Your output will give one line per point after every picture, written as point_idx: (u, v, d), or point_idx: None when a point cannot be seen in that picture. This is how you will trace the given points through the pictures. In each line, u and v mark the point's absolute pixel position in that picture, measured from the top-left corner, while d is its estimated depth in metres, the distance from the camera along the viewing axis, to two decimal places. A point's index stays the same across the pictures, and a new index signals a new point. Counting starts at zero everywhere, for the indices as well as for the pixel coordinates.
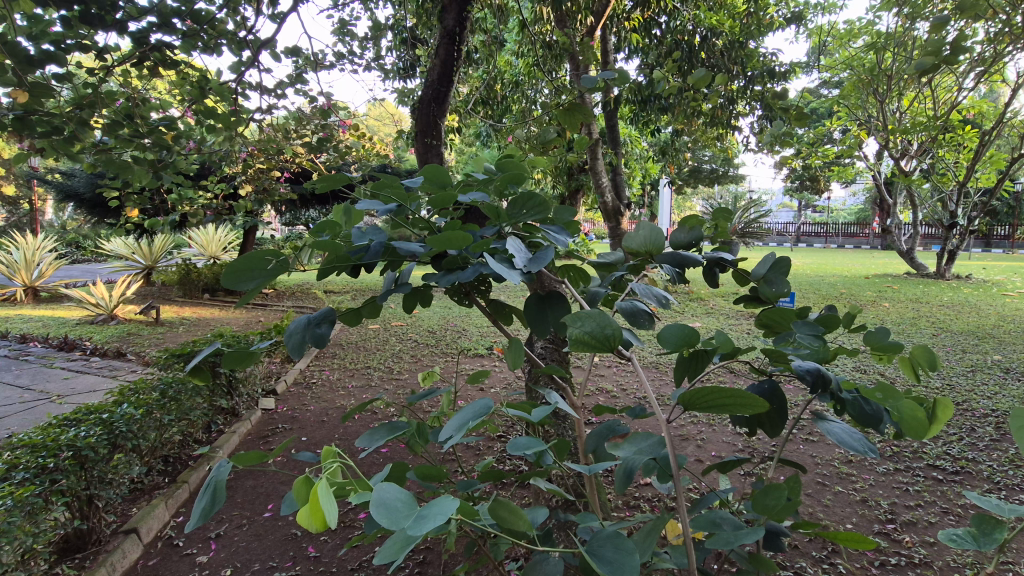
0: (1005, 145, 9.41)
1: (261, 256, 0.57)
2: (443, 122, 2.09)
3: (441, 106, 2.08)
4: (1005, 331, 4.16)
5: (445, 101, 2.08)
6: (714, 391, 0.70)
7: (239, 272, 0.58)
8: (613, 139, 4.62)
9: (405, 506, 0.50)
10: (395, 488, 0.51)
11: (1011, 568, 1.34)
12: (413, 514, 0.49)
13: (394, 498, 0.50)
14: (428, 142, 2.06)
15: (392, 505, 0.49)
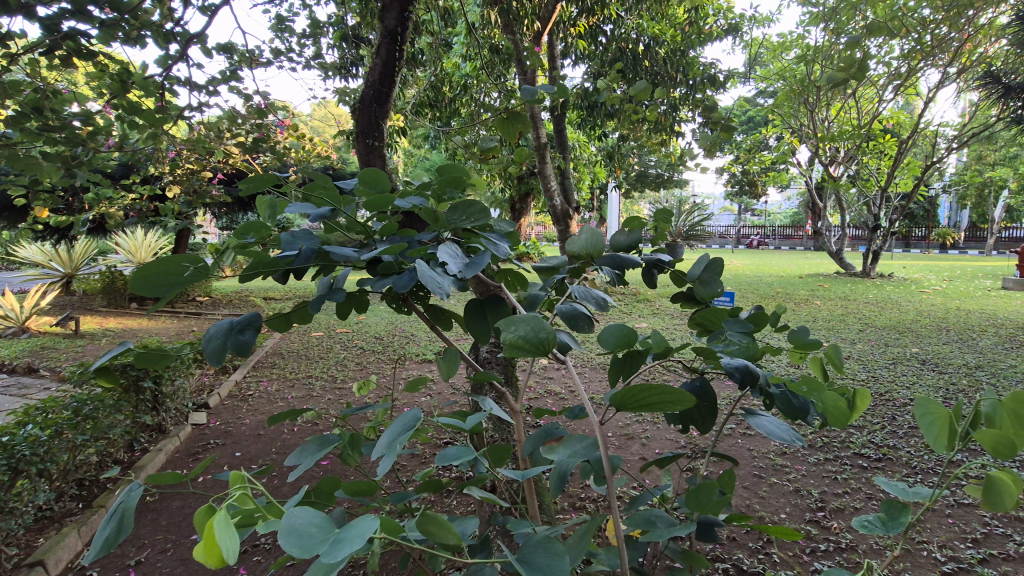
0: (920, 153, 10.19)
1: (177, 262, 0.51)
2: (385, 123, 2.02)
3: (383, 107, 2.02)
4: (922, 325, 4.48)
5: (388, 102, 2.01)
6: (646, 389, 0.68)
7: (152, 278, 0.53)
8: (561, 144, 4.67)
9: (320, 530, 0.46)
10: (308, 513, 0.47)
11: (926, 547, 1.42)
12: (329, 538, 0.44)
13: (308, 521, 0.46)
14: (370, 143, 1.99)
15: (306, 531, 0.45)
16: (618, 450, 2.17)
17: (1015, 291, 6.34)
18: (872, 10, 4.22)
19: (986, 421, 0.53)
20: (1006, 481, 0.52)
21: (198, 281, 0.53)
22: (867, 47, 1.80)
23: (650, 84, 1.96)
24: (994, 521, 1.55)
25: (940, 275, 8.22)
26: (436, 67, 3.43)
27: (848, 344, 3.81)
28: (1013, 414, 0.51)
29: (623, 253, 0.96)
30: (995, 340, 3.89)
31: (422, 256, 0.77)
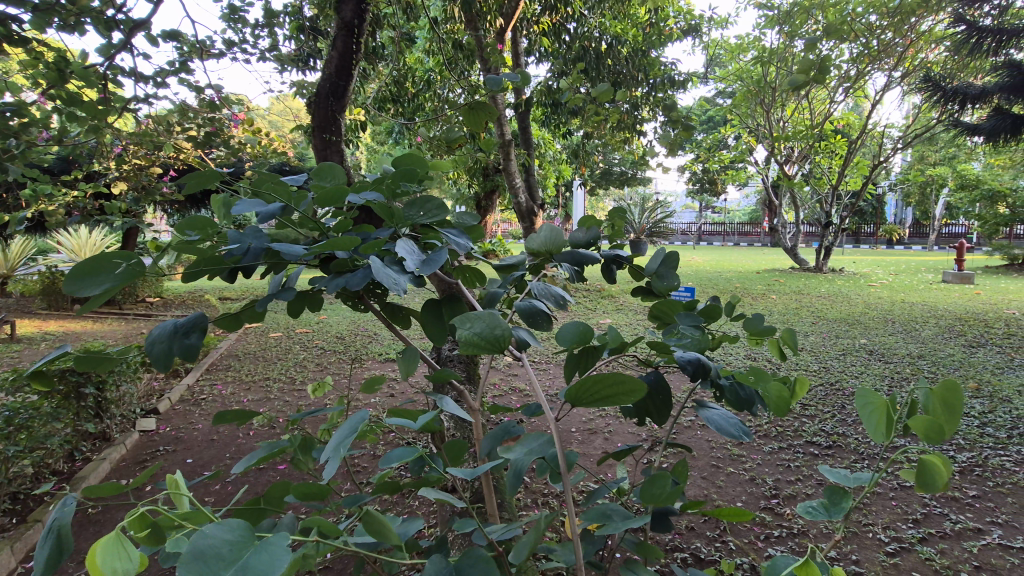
0: (869, 153, 10.66)
1: (113, 261, 0.44)
2: (342, 117, 1.95)
3: (340, 101, 1.95)
4: (870, 317, 4.69)
5: (344, 96, 1.94)
6: (598, 379, 0.64)
7: (82, 278, 0.45)
8: (526, 141, 4.67)
9: (234, 551, 0.32)
10: (225, 520, 0.33)
11: (871, 529, 1.49)
12: (234, 565, 0.31)
13: (216, 536, 0.32)
14: (326, 138, 1.92)
15: (206, 552, 0.31)
16: (582, 445, 2.18)
17: (954, 284, 6.71)
18: (822, 14, 4.36)
19: (919, 410, 0.54)
20: (937, 466, 0.53)
21: (134, 279, 0.46)
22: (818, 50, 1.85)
23: (611, 83, 1.97)
24: (934, 502, 1.63)
25: (886, 269, 8.63)
26: (397, 62, 3.37)
27: (801, 337, 3.95)
28: (942, 400, 0.52)
29: (581, 249, 0.95)
30: (935, 330, 4.11)
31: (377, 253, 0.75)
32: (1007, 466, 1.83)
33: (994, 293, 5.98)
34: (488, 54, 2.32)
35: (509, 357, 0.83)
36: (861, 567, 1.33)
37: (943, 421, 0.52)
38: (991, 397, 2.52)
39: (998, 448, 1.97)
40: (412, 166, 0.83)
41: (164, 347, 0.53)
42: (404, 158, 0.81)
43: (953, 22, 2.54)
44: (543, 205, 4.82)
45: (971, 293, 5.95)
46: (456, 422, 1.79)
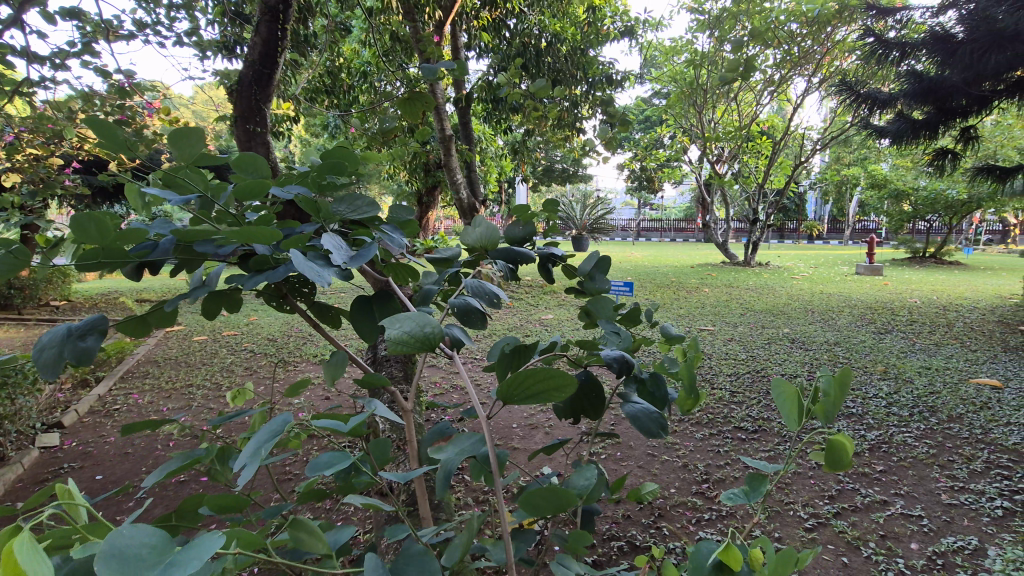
0: (791, 153, 11.35)
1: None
2: (269, 108, 1.65)
3: (266, 90, 1.65)
4: (792, 308, 4.99)
5: (270, 84, 1.63)
6: (528, 374, 0.59)
7: None
8: (466, 136, 4.62)
9: (154, 553, 0.29)
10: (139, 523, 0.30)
11: (792, 507, 1.57)
12: (162, 562, 0.29)
13: (135, 535, 0.29)
14: (251, 129, 1.61)
15: (126, 552, 0.28)
16: (523, 441, 2.18)
17: (866, 276, 7.27)
18: (748, 20, 4.57)
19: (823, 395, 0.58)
20: (835, 443, 0.58)
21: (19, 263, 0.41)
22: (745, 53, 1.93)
23: (548, 80, 1.96)
24: (847, 478, 1.75)
25: (807, 262, 9.23)
26: (329, 52, 3.23)
27: (731, 327, 4.15)
28: (840, 384, 0.57)
29: (516, 245, 0.91)
30: (849, 319, 4.43)
31: (304, 248, 0.66)
32: (908, 442, 1.99)
33: (900, 283, 6.54)
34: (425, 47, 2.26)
35: (440, 356, 0.77)
36: (783, 543, 1.39)
37: (839, 403, 0.58)
38: (895, 379, 2.74)
39: (901, 425, 2.14)
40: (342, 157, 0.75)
41: (57, 352, 0.43)
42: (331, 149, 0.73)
43: (863, 34, 2.73)
44: (485, 201, 4.80)
45: (880, 284, 6.48)
46: (393, 423, 1.73)
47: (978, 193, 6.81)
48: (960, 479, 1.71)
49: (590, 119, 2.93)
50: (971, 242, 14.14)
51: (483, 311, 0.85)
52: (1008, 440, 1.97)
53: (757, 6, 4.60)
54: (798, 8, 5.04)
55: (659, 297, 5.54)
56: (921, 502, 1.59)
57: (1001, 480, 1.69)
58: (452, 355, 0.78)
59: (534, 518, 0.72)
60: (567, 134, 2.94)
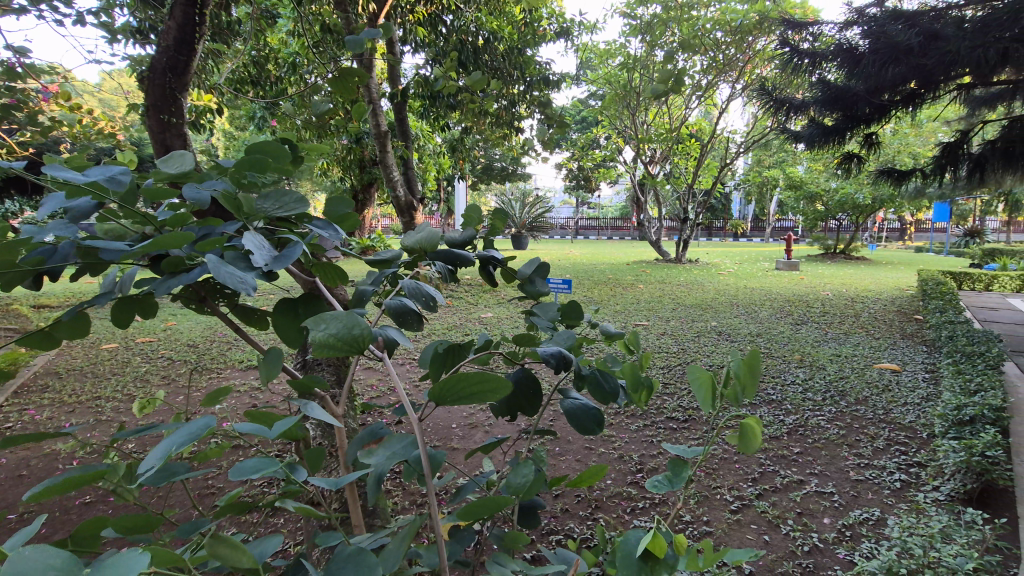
0: (717, 155, 11.95)
1: None
2: (187, 98, 1.39)
3: (182, 78, 1.39)
4: (719, 302, 5.26)
5: (188, 71, 1.39)
6: (462, 377, 0.56)
7: None
8: (402, 132, 4.51)
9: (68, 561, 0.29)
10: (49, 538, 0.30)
11: (720, 491, 1.64)
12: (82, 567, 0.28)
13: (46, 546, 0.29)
14: (164, 119, 1.34)
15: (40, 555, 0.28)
16: (463, 440, 2.15)
17: (784, 271, 7.79)
18: (677, 27, 4.74)
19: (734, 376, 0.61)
20: (745, 425, 0.60)
21: None
22: (674, 58, 1.99)
23: (484, 77, 1.94)
24: (768, 461, 1.86)
25: (732, 259, 9.77)
26: (253, 41, 3.04)
27: (664, 322, 4.31)
28: (747, 367, 0.60)
29: (456, 247, 0.87)
30: (770, 312, 4.73)
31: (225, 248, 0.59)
32: (821, 424, 2.14)
33: (814, 278, 7.05)
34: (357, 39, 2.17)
35: (371, 359, 0.72)
36: (710, 526, 1.46)
37: (747, 383, 0.60)
38: (810, 366, 2.96)
39: (815, 409, 2.30)
40: (274, 153, 0.67)
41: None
42: (257, 142, 0.65)
43: (780, 44, 2.90)
44: (423, 199, 4.72)
45: (796, 279, 6.96)
46: (324, 429, 1.66)
47: (880, 195, 7.47)
48: (865, 457, 1.86)
49: (527, 118, 2.93)
50: (872, 239, 15.52)
51: (419, 313, 0.81)
52: (905, 419, 2.17)
53: (685, 14, 4.78)
54: (722, 17, 5.27)
55: (596, 293, 5.67)
56: (833, 480, 1.72)
57: (899, 456, 1.85)
58: (387, 357, 0.73)
59: (469, 520, 0.71)
60: (506, 132, 2.93)
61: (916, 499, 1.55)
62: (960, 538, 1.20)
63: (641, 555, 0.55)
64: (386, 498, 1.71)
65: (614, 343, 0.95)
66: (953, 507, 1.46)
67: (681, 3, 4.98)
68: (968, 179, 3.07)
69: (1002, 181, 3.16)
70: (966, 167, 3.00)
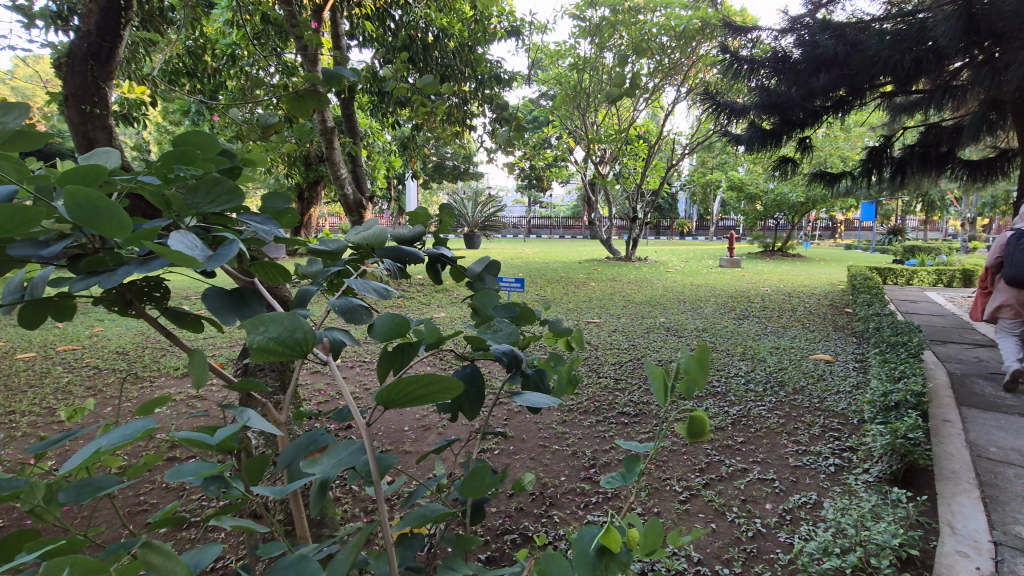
0: (664, 157, 12.30)
1: None
2: (112, 88, 1.21)
3: (106, 65, 1.21)
4: (667, 298, 5.41)
5: (113, 59, 1.21)
6: (409, 377, 0.53)
7: None
8: (350, 128, 4.37)
9: None
10: None
11: (671, 482, 1.68)
12: None
13: None
14: (84, 110, 1.15)
15: None
16: (415, 443, 2.10)
17: (728, 269, 8.12)
18: (625, 30, 4.85)
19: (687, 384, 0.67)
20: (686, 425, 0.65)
21: None
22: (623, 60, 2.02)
23: (434, 75, 1.91)
24: (714, 451, 1.92)
25: (679, 258, 10.08)
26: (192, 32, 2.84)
27: (615, 319, 4.39)
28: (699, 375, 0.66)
29: (404, 244, 0.83)
30: (715, 308, 4.90)
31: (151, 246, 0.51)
32: (763, 414, 2.24)
33: (755, 275, 7.37)
34: (300, 30, 2.08)
35: (315, 360, 0.67)
36: (661, 517, 1.49)
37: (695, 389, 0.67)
38: (752, 359, 3.08)
39: (757, 400, 2.40)
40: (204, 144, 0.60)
41: None
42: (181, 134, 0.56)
43: (722, 50, 3.00)
44: (372, 198, 4.61)
45: (739, 276, 7.26)
46: (267, 438, 1.58)
47: (813, 196, 7.92)
48: (803, 443, 1.96)
49: (479, 116, 2.91)
50: (807, 237, 16.44)
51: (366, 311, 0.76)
52: (838, 406, 2.30)
53: (632, 18, 4.90)
54: (667, 22, 5.43)
55: (549, 292, 5.72)
56: (774, 467, 1.79)
57: (833, 441, 1.95)
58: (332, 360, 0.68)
59: (421, 521, 0.68)
60: (457, 130, 2.90)
61: (848, 482, 1.63)
62: (887, 516, 1.27)
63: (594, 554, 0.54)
64: (335, 507, 1.64)
65: (559, 339, 0.95)
66: (882, 488, 1.55)
67: (628, 7, 5.09)
68: (890, 181, 3.29)
69: (921, 182, 3.41)
70: (889, 170, 3.21)
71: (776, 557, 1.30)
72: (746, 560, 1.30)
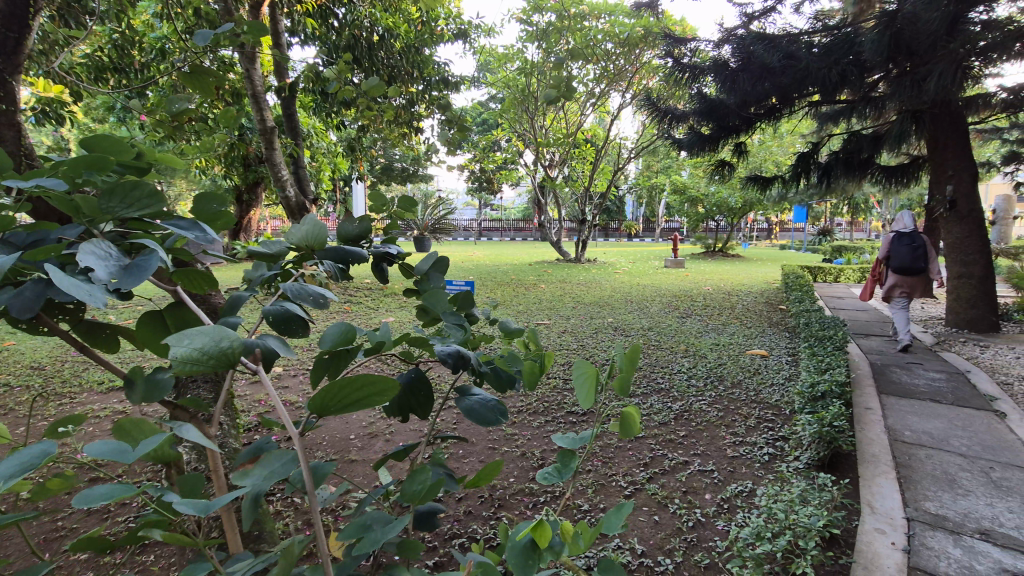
0: (613, 160, 12.57)
1: None
2: (20, 84, 1.10)
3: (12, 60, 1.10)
4: (614, 299, 5.54)
5: (22, 54, 1.10)
6: (346, 383, 0.50)
7: None
8: (292, 128, 4.21)
9: None
10: None
11: (616, 478, 1.72)
12: None
13: None
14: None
15: None
16: (362, 451, 2.06)
17: (672, 269, 8.40)
18: (571, 36, 4.93)
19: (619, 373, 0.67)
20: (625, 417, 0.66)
21: None
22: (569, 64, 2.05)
23: (379, 78, 1.87)
24: (658, 445, 1.98)
25: (626, 258, 10.36)
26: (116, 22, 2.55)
27: (564, 320, 4.46)
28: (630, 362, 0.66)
29: (349, 245, 0.77)
30: (659, 307, 5.05)
31: (59, 258, 0.45)
32: (703, 408, 2.33)
33: (698, 274, 7.66)
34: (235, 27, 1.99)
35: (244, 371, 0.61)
36: (607, 512, 1.52)
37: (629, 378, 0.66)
38: (694, 356, 3.20)
39: (697, 394, 2.50)
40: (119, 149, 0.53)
41: None
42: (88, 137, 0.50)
43: (664, 57, 3.10)
44: (316, 200, 4.47)
45: (683, 275, 7.53)
46: (201, 452, 1.50)
47: (750, 199, 8.32)
48: (740, 434, 2.05)
49: (427, 118, 2.88)
50: (745, 238, 17.27)
51: (305, 317, 0.70)
52: (771, 398, 2.43)
53: (578, 23, 4.99)
54: (611, 29, 5.57)
55: (499, 294, 5.73)
56: (713, 458, 1.87)
57: (767, 432, 2.06)
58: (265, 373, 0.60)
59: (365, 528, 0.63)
60: (404, 132, 2.85)
61: (781, 470, 1.73)
62: (814, 500, 1.35)
63: (527, 544, 0.55)
64: (276, 521, 1.58)
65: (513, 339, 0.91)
66: (810, 474, 1.64)
67: (573, 14, 5.17)
68: (818, 185, 3.49)
69: (845, 187, 3.65)
70: (817, 174, 3.41)
71: (714, 545, 1.36)
72: (687, 549, 1.35)
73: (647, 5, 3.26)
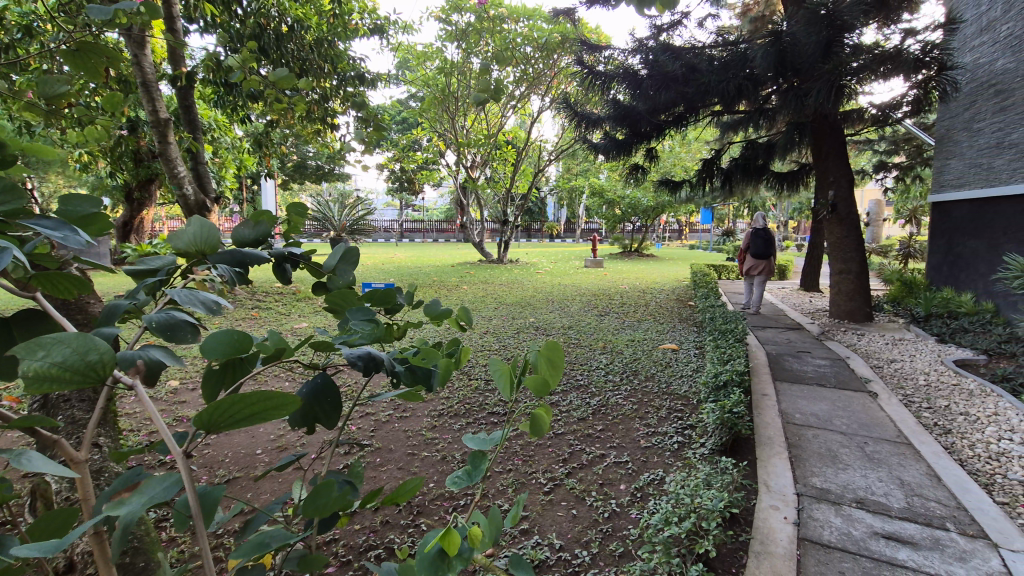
0: (535, 162, 12.74)
1: None
2: None
3: None
4: (536, 298, 5.62)
5: None
6: (239, 397, 0.43)
7: None
8: (190, 122, 3.87)
9: None
10: None
11: (535, 475, 1.74)
12: None
13: None
14: None
15: None
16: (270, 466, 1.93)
17: (592, 269, 8.67)
18: (490, 38, 4.92)
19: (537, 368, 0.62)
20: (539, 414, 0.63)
21: None
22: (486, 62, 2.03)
23: (288, 70, 1.69)
24: (576, 441, 2.02)
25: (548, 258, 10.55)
26: None
27: (486, 321, 4.44)
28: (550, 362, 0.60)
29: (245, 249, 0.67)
30: (579, 306, 5.18)
31: None
32: (619, 402, 2.41)
33: (615, 274, 7.96)
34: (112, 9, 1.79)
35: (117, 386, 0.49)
36: (526, 510, 1.53)
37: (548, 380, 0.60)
38: (610, 352, 3.32)
39: (614, 389, 2.58)
40: None
41: None
42: None
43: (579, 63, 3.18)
44: (219, 199, 4.14)
45: (601, 275, 7.78)
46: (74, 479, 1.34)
47: (663, 202, 8.76)
48: (652, 426, 2.14)
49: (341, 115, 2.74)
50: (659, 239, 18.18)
51: (194, 326, 0.59)
52: (680, 390, 2.56)
53: (497, 26, 4.99)
54: (530, 33, 5.63)
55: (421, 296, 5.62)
56: (628, 450, 1.94)
57: (677, 422, 2.17)
58: (145, 388, 0.48)
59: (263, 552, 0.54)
60: (317, 129, 2.71)
61: (688, 457, 1.81)
62: (716, 483, 1.41)
63: (435, 553, 0.51)
64: (168, 549, 1.44)
65: (441, 323, 0.82)
66: (714, 459, 1.74)
67: (493, 16, 5.17)
68: (721, 189, 3.73)
69: (744, 190, 3.93)
70: (719, 178, 3.65)
71: (627, 533, 1.40)
72: (602, 540, 1.38)
73: (563, 11, 3.33)
